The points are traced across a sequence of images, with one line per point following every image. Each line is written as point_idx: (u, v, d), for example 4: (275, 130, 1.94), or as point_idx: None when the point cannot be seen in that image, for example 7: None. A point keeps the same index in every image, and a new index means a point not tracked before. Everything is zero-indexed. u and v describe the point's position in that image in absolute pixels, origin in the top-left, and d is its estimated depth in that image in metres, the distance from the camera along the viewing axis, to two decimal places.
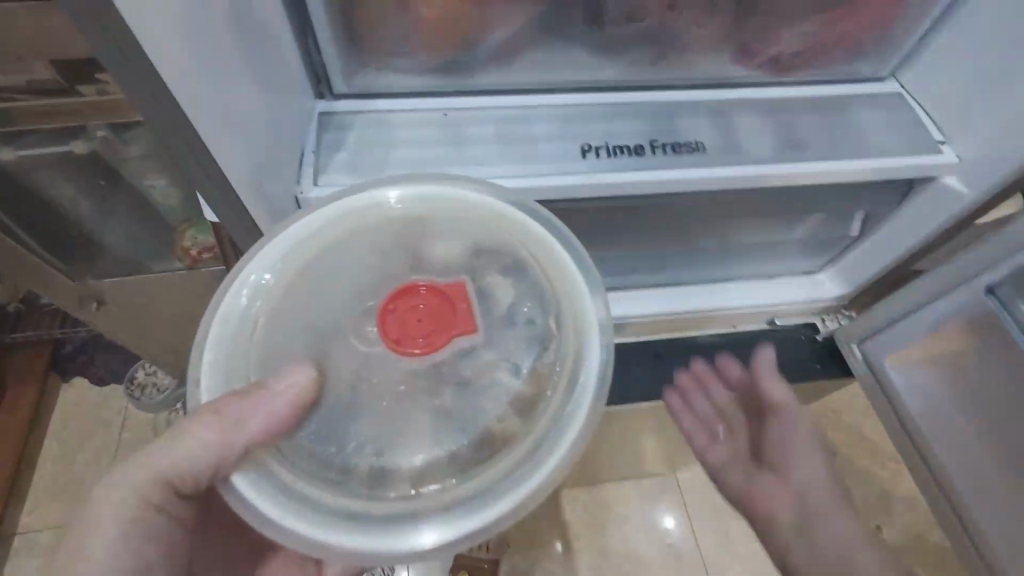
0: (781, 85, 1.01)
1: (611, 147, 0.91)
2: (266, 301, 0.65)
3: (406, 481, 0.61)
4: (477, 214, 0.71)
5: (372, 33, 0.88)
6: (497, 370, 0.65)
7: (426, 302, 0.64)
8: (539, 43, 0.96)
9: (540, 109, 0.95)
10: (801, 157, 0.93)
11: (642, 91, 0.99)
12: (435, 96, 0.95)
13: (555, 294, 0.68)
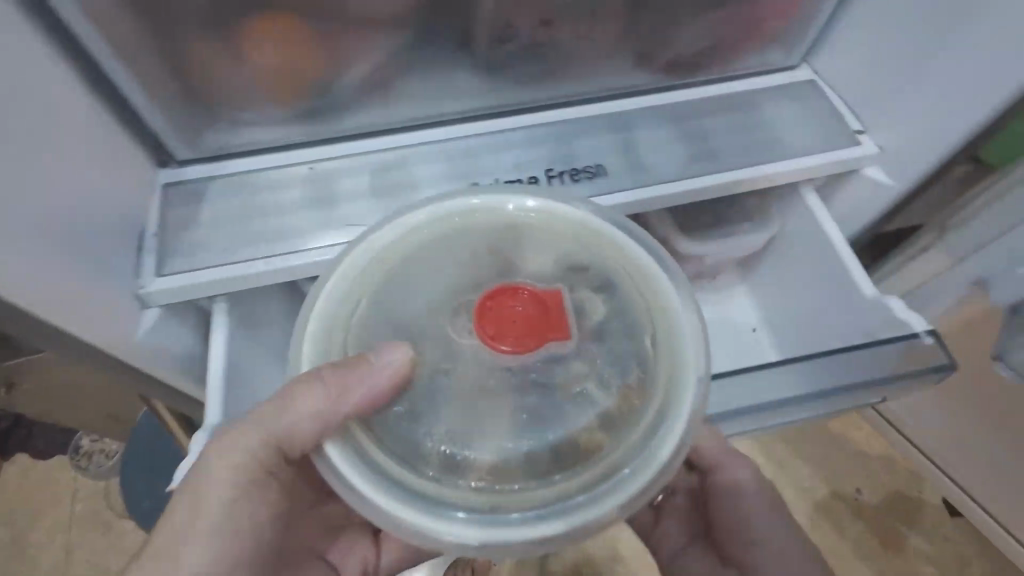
0: (762, 78, 0.69)
1: (571, 171, 0.61)
2: (336, 306, 0.44)
3: (490, 468, 0.41)
4: (606, 253, 0.47)
5: (213, 96, 0.57)
6: (586, 382, 0.43)
7: (525, 309, 0.43)
8: (419, 70, 0.62)
9: (484, 137, 0.62)
10: (809, 154, 0.65)
11: (616, 99, 0.66)
12: (311, 141, 0.60)
13: (651, 349, 0.43)
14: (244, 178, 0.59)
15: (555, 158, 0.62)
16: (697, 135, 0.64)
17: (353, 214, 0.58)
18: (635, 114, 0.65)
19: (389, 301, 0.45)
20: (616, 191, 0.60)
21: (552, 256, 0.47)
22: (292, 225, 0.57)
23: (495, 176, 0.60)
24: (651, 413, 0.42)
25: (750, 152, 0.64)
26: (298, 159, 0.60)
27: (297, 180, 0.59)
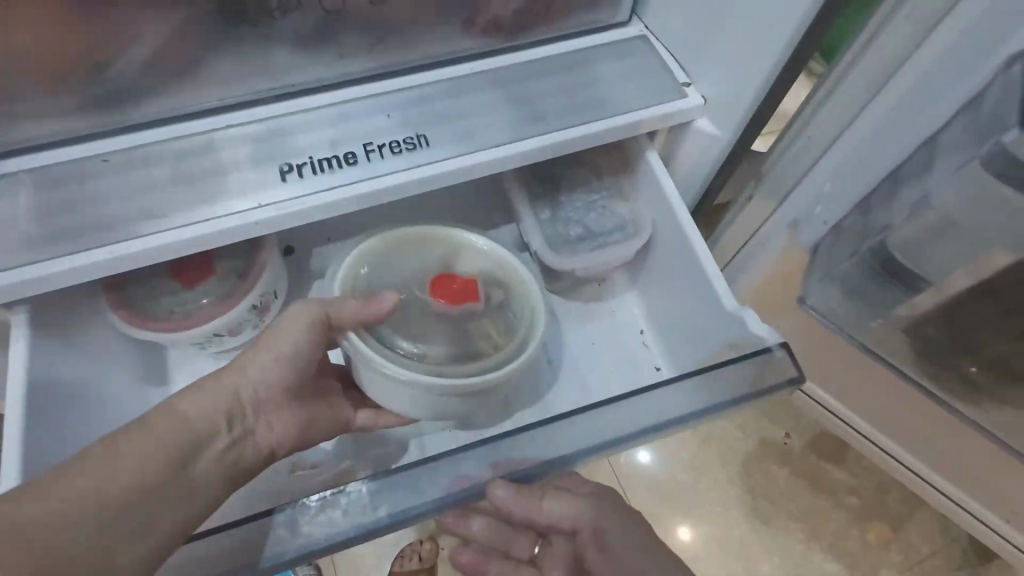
0: (581, 40, 0.68)
1: (395, 142, 0.59)
2: (396, 276, 0.67)
3: (431, 343, 0.62)
4: (508, 262, 0.69)
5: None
6: (474, 333, 0.63)
7: (463, 283, 0.64)
8: (213, 44, 0.56)
9: (298, 115, 0.60)
10: (638, 105, 0.65)
11: (438, 67, 0.65)
12: (127, 128, 0.56)
13: (533, 320, 0.66)
14: (24, 176, 0.54)
15: (374, 132, 0.60)
16: (522, 98, 0.63)
17: (153, 205, 0.54)
18: (458, 82, 0.64)
19: (419, 272, 0.67)
20: (437, 162, 0.60)
21: (491, 261, 0.69)
22: (86, 220, 0.53)
23: (310, 155, 0.58)
24: (522, 334, 0.65)
25: (576, 113, 0.64)
26: (87, 153, 0.55)
27: (87, 173, 0.55)
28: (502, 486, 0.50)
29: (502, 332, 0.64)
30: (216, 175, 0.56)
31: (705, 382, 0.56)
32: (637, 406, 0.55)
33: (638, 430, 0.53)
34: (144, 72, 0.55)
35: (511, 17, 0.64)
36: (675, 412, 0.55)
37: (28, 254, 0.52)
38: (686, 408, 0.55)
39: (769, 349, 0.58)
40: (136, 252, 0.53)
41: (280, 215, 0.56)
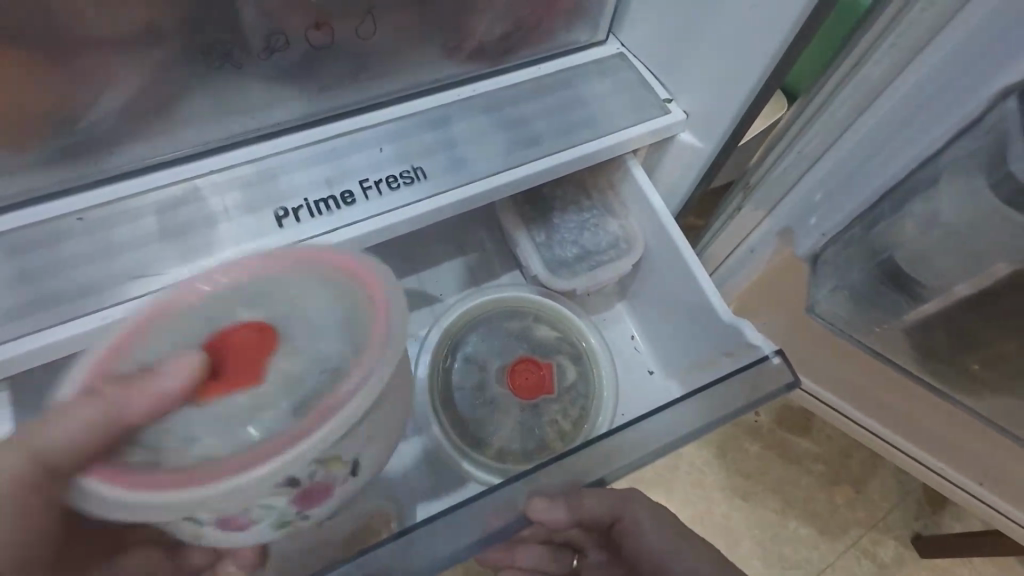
0: (557, 59, 0.68)
1: (392, 178, 0.58)
2: (473, 344, 0.78)
3: (504, 426, 0.75)
4: (563, 333, 0.79)
5: None
6: (550, 415, 0.75)
7: (528, 370, 0.77)
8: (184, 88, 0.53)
9: (281, 156, 0.57)
10: (622, 126, 0.66)
11: (418, 95, 0.63)
12: (94, 182, 0.53)
13: (589, 373, 0.77)
14: None
15: (369, 168, 0.58)
16: (513, 124, 0.64)
17: (142, 262, 0.51)
18: (447, 110, 0.63)
19: (491, 348, 0.78)
20: (436, 196, 0.59)
21: (553, 335, 0.79)
22: (71, 283, 0.50)
23: (305, 196, 0.56)
24: (587, 394, 0.76)
25: (566, 135, 0.65)
26: (61, 210, 0.51)
27: (65, 232, 0.51)
28: (539, 500, 0.53)
29: (571, 423, 0.75)
30: (205, 225, 0.53)
31: (711, 395, 0.58)
32: (653, 421, 0.56)
33: (655, 450, 0.54)
34: (111, 121, 0.51)
35: (495, 43, 0.63)
36: (689, 430, 0.56)
37: (8, 327, 0.48)
38: (700, 424, 0.56)
39: (767, 357, 0.60)
40: (129, 313, 0.50)
41: (280, 261, 0.54)
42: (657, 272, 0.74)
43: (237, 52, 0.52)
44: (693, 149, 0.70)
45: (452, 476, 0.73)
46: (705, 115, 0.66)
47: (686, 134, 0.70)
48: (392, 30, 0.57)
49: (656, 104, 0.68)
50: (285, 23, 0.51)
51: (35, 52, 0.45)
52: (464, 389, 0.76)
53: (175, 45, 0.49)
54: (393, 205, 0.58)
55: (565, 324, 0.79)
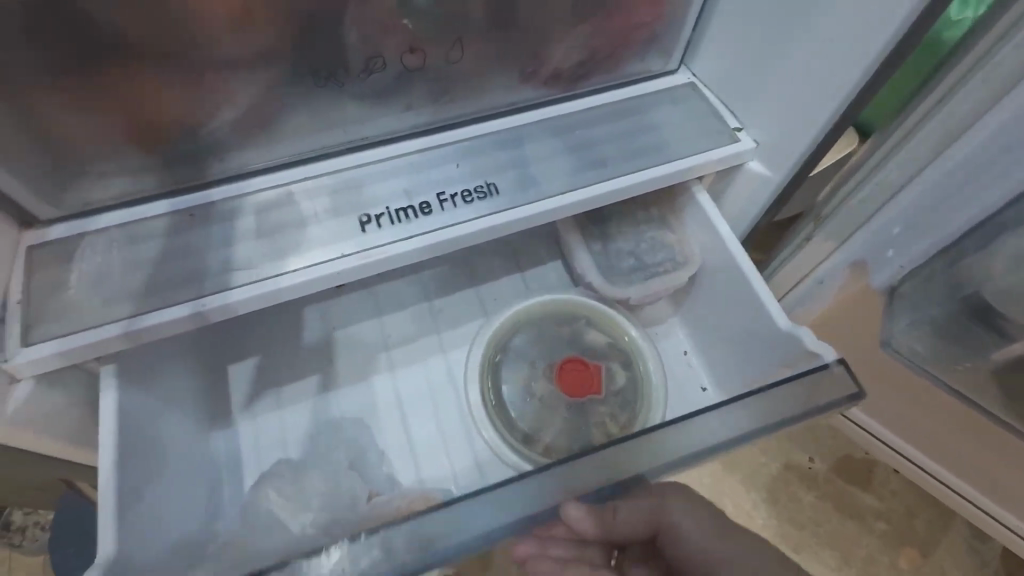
0: (628, 86, 0.70)
1: (466, 193, 0.62)
2: (523, 337, 0.80)
3: (555, 442, 0.74)
4: (617, 352, 0.79)
5: (79, 143, 0.52)
6: (598, 418, 0.76)
7: (575, 370, 0.78)
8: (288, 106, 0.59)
9: (367, 168, 0.62)
10: (691, 153, 0.67)
11: (495, 116, 0.66)
12: (206, 185, 0.59)
13: (639, 374, 0.78)
14: (116, 233, 0.56)
15: (446, 182, 0.62)
16: (581, 146, 0.66)
17: (242, 257, 0.57)
18: (520, 129, 0.66)
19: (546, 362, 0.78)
20: (507, 211, 0.62)
21: (603, 338, 0.80)
22: (177, 271, 0.55)
23: (387, 205, 0.60)
24: (638, 417, 0.76)
25: (633, 158, 0.66)
26: (176, 206, 0.58)
27: (177, 226, 0.57)
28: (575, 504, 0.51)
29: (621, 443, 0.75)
30: (297, 228, 0.59)
31: (766, 398, 0.56)
32: (706, 422, 0.55)
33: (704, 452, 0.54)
34: (223, 130, 0.57)
35: (570, 69, 0.67)
36: (736, 435, 0.55)
37: (122, 308, 0.53)
38: (741, 430, 0.55)
39: (827, 365, 0.58)
40: (226, 303, 0.55)
41: (360, 264, 0.58)
42: (714, 281, 0.74)
43: (338, 74, 0.57)
44: (760, 178, 0.70)
45: (499, 484, 0.74)
46: (778, 146, 0.66)
47: (752, 164, 0.70)
48: (472, 57, 0.61)
49: (725, 132, 0.69)
50: (382, 48, 0.57)
51: (170, 68, 0.51)
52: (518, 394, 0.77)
53: (284, 65, 0.55)
54: (468, 218, 0.61)
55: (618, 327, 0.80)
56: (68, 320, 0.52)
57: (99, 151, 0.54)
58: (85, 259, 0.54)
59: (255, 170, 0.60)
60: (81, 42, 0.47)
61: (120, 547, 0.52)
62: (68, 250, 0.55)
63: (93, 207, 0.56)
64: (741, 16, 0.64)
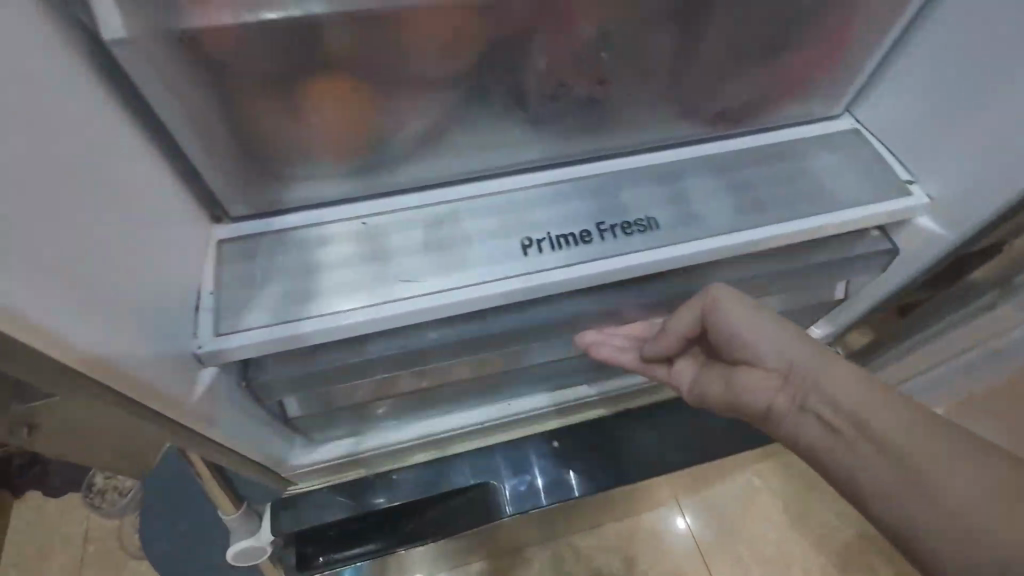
0: (790, 127, 0.68)
1: (626, 225, 0.61)
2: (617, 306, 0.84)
3: None
4: None
5: (276, 149, 0.55)
6: None
7: None
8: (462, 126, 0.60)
9: (528, 191, 0.63)
10: (855, 204, 0.65)
11: (655, 148, 0.65)
12: (377, 195, 0.61)
13: None
14: (294, 236, 0.59)
15: (605, 212, 0.62)
16: (739, 187, 0.64)
17: (408, 269, 0.58)
18: (678, 165, 0.65)
19: None
20: (667, 248, 0.60)
21: None
22: (348, 279, 0.57)
23: (547, 230, 0.61)
24: None
25: (791, 204, 0.64)
26: (349, 215, 0.60)
27: (350, 234, 0.59)
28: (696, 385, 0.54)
29: None
30: (461, 244, 0.59)
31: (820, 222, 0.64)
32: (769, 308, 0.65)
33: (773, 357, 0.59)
34: (401, 145, 0.59)
35: (737, 108, 0.65)
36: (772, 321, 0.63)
37: (297, 308, 0.56)
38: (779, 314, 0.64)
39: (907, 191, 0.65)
40: (392, 314, 0.56)
41: (520, 287, 0.58)
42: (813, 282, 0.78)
43: (528, 100, 0.59)
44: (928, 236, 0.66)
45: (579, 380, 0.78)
46: (957, 205, 0.62)
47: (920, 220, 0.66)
48: (658, 94, 0.61)
49: (894, 185, 0.66)
50: (574, 80, 0.57)
51: (373, 86, 0.53)
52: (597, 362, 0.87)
53: (471, 89, 0.56)
54: (628, 251, 0.60)
55: None
56: (249, 317, 0.55)
57: (293, 157, 0.56)
58: (267, 256, 0.58)
59: (421, 186, 0.62)
60: (307, 63, 0.49)
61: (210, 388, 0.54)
62: (253, 249, 0.58)
63: (276, 209, 0.60)
64: (933, 66, 0.60)
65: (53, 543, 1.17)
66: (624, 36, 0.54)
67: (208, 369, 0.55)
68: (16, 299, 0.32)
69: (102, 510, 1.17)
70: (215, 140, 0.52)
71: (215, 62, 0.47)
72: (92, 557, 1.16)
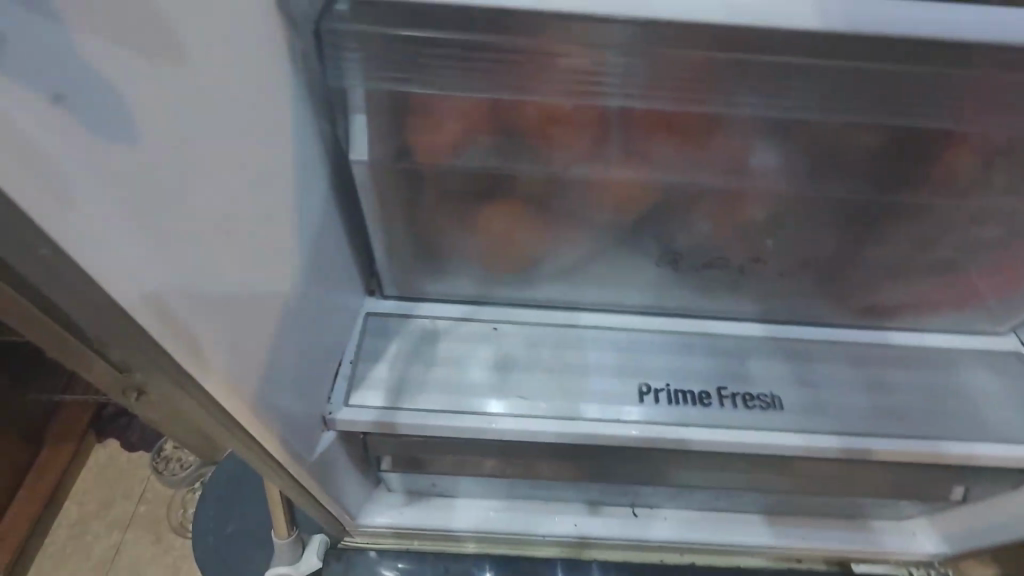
0: (943, 334, 0.64)
1: (750, 397, 0.60)
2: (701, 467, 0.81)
3: None
4: None
5: (438, 247, 0.61)
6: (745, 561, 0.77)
7: None
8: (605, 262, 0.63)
9: (655, 336, 0.64)
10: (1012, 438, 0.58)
11: (791, 324, 0.64)
12: (512, 305, 0.65)
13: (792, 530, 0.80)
14: (431, 325, 0.64)
15: (728, 377, 0.61)
16: (881, 388, 0.60)
17: (525, 386, 0.60)
18: (817, 349, 0.63)
19: None
20: (787, 433, 0.58)
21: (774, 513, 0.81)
22: (470, 380, 0.61)
23: (667, 381, 0.61)
24: None
25: (942, 422, 0.59)
26: (483, 318, 0.64)
27: (481, 337, 0.63)
28: None
29: None
30: (580, 374, 0.61)
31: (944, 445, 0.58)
32: None
33: None
34: (547, 268, 0.63)
35: (886, 305, 0.63)
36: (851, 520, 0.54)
37: (417, 396, 0.60)
38: None
39: None
40: (502, 428, 0.59)
41: (629, 433, 0.58)
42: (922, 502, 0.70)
43: (679, 260, 0.61)
44: None
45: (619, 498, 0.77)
46: None
47: None
48: (810, 278, 0.62)
49: None
50: (732, 253, 0.60)
51: (540, 215, 0.58)
52: (670, 506, 0.82)
53: (623, 234, 0.60)
54: (746, 426, 0.59)
55: (792, 504, 0.80)
56: (376, 395, 0.60)
57: (453, 258, 0.62)
58: (403, 339, 0.63)
59: (552, 304, 0.65)
60: (494, 193, 0.55)
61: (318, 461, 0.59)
62: (391, 328, 0.64)
63: (421, 296, 0.65)
64: None
65: (111, 492, 1.20)
66: (790, 226, 0.57)
67: (326, 435, 0.60)
68: (211, 343, 0.38)
69: (163, 476, 1.17)
70: (396, 232, 0.60)
71: (424, 179, 0.54)
72: (140, 523, 1.17)
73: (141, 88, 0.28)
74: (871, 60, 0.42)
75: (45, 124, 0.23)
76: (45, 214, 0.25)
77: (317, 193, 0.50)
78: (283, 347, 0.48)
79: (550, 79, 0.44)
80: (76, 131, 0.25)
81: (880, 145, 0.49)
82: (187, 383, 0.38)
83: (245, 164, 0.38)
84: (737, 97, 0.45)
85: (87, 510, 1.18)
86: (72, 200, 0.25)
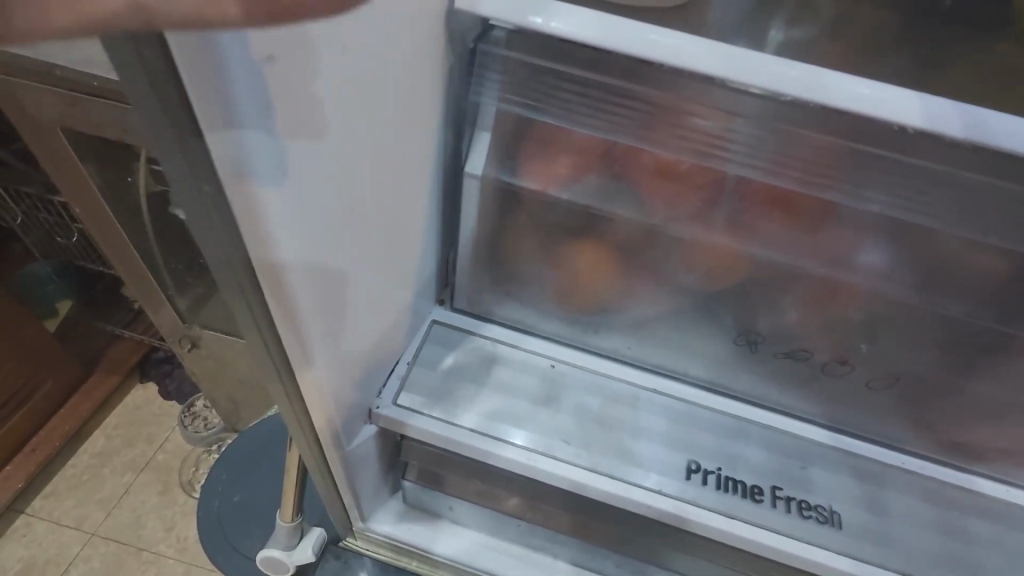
0: None
1: (805, 506, 0.55)
2: None
3: None
4: None
5: (518, 270, 0.62)
6: None
7: None
8: (680, 324, 0.62)
9: (715, 413, 0.60)
10: None
11: (866, 439, 0.60)
12: (574, 345, 0.64)
13: None
14: (491, 346, 0.64)
15: (785, 477, 0.57)
16: (956, 536, 0.54)
17: (570, 429, 0.59)
18: (889, 473, 0.57)
19: None
20: (839, 555, 0.53)
21: None
22: (517, 410, 0.60)
23: (720, 465, 0.57)
24: None
25: None
26: (543, 351, 0.64)
27: (537, 372, 0.62)
28: None
29: None
30: (628, 432, 0.59)
31: None
32: None
33: None
34: (619, 318, 0.62)
35: (979, 446, 0.57)
36: None
37: (462, 412, 0.59)
38: None
39: None
40: (538, 466, 0.57)
41: (668, 508, 0.55)
42: None
43: (758, 342, 0.59)
44: None
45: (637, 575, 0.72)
46: None
47: None
48: (897, 396, 0.58)
49: None
50: (817, 348, 0.57)
51: (626, 262, 0.57)
52: None
53: (704, 300, 0.59)
54: (796, 537, 0.54)
55: None
56: (422, 401, 0.60)
57: (529, 284, 0.63)
58: (462, 351, 0.63)
59: (615, 354, 0.64)
60: (587, 232, 0.56)
61: (352, 450, 0.60)
62: (453, 338, 0.64)
63: (489, 315, 0.66)
64: None
65: (140, 432, 1.24)
66: (887, 335, 0.54)
67: (366, 427, 0.61)
68: (305, 305, 0.39)
69: (188, 429, 1.20)
70: (482, 250, 0.61)
71: (524, 203, 0.56)
72: (156, 468, 1.20)
73: (335, 97, 0.32)
74: (1007, 179, 0.41)
75: (268, 115, 0.28)
76: (233, 177, 0.29)
77: (424, 192, 0.52)
78: (359, 326, 0.49)
79: (674, 136, 0.46)
80: (283, 122, 0.29)
81: (1004, 271, 0.46)
82: (266, 332, 0.41)
83: (379, 149, 0.41)
84: (865, 191, 0.44)
85: (114, 442, 1.23)
86: (260, 175, 0.30)
